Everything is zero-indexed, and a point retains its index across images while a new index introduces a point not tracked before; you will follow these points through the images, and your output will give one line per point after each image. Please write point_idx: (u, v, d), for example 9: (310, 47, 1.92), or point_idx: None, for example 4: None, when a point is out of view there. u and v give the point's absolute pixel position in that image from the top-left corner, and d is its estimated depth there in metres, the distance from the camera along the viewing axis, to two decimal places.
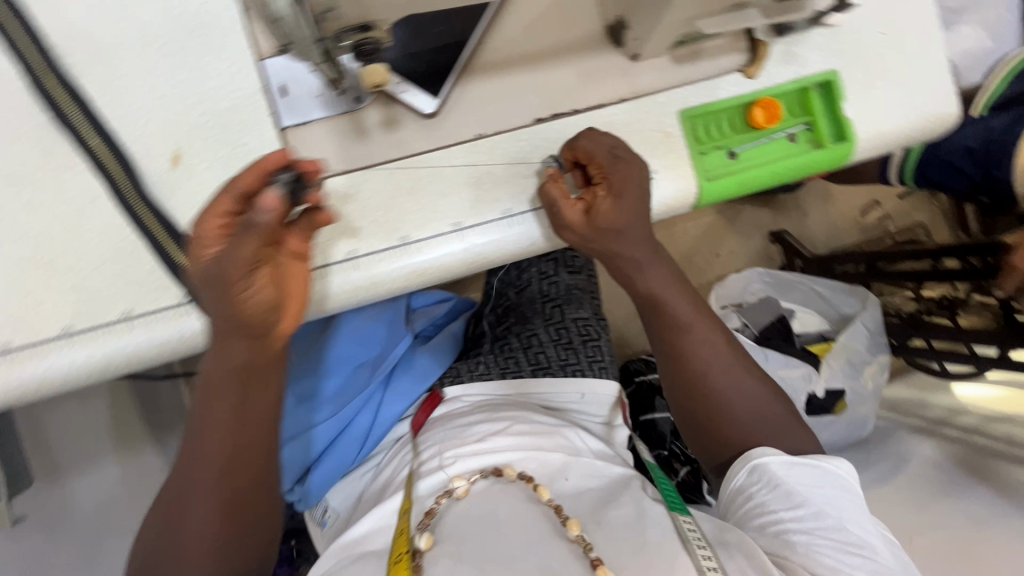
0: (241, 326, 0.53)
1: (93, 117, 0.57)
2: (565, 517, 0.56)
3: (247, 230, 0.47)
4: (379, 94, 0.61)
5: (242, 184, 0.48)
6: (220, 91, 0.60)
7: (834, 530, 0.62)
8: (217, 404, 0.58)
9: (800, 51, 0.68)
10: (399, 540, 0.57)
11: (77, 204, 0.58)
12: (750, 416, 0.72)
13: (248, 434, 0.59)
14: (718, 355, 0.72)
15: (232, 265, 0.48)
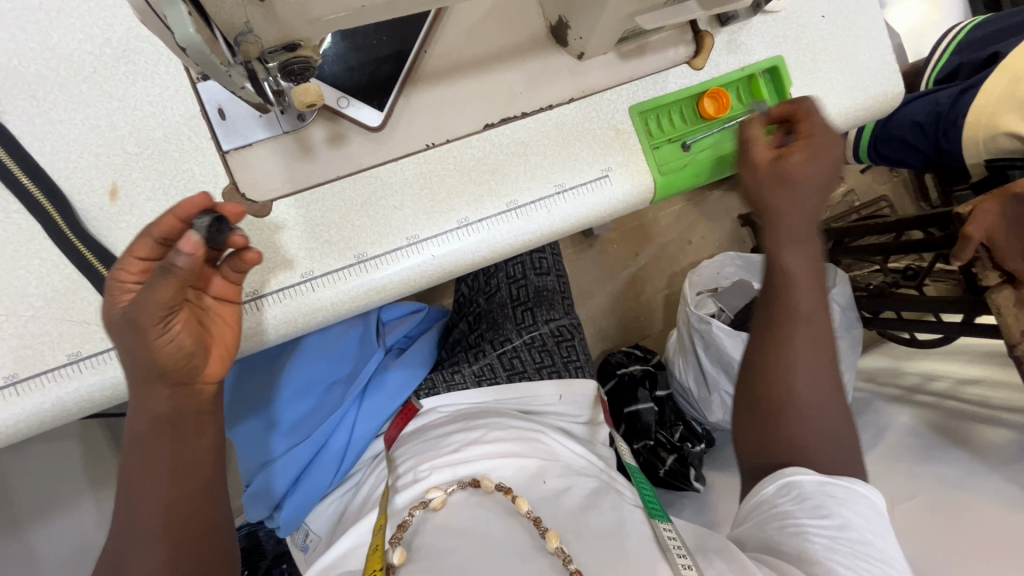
0: (155, 375, 0.48)
1: (21, 155, 0.55)
2: (543, 529, 0.55)
3: (164, 274, 0.44)
4: (322, 110, 0.59)
5: (158, 231, 0.47)
6: (155, 118, 0.58)
7: (869, 554, 0.51)
8: (142, 465, 0.49)
9: (744, 40, 0.68)
10: (372, 557, 0.54)
11: (11, 247, 0.55)
12: (823, 437, 0.58)
13: (182, 493, 0.51)
14: (808, 352, 0.59)
15: (143, 308, 0.44)
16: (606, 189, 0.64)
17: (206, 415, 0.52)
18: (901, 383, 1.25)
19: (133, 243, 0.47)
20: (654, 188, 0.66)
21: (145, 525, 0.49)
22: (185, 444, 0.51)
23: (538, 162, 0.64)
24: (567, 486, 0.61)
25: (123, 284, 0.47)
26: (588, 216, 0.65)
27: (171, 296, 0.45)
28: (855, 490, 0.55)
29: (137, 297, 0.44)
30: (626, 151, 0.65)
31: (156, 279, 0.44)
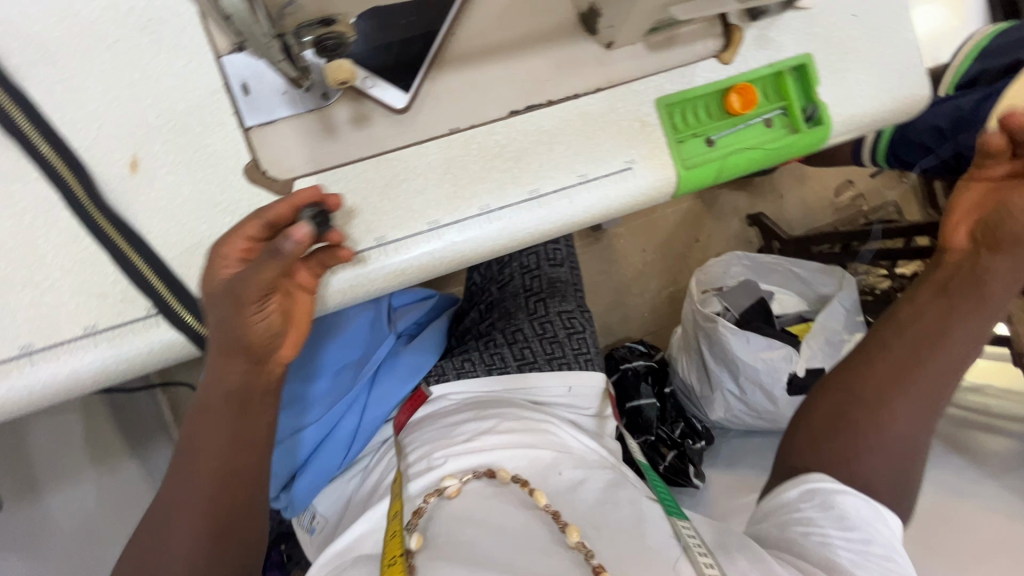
0: (239, 347, 0.54)
1: (42, 124, 0.54)
2: (563, 523, 0.55)
3: (270, 257, 0.48)
4: (347, 90, 0.59)
5: (270, 215, 0.51)
6: (178, 91, 0.57)
7: (879, 555, 0.61)
8: (207, 434, 0.58)
9: (774, 35, 0.67)
10: (392, 541, 0.55)
11: (29, 217, 0.54)
12: (896, 459, 0.65)
13: (235, 462, 0.59)
14: (922, 381, 0.65)
15: (246, 284, 0.50)
16: (629, 182, 0.64)
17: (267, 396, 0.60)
18: None
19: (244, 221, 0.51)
20: (677, 182, 0.66)
21: (198, 487, 0.58)
22: (246, 421, 0.59)
23: (563, 152, 0.63)
24: (583, 479, 0.62)
25: (227, 259, 0.51)
26: (609, 209, 0.65)
27: (268, 283, 0.50)
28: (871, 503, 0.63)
29: (240, 275, 0.50)
30: (651, 144, 0.65)
31: (256, 266, 0.49)
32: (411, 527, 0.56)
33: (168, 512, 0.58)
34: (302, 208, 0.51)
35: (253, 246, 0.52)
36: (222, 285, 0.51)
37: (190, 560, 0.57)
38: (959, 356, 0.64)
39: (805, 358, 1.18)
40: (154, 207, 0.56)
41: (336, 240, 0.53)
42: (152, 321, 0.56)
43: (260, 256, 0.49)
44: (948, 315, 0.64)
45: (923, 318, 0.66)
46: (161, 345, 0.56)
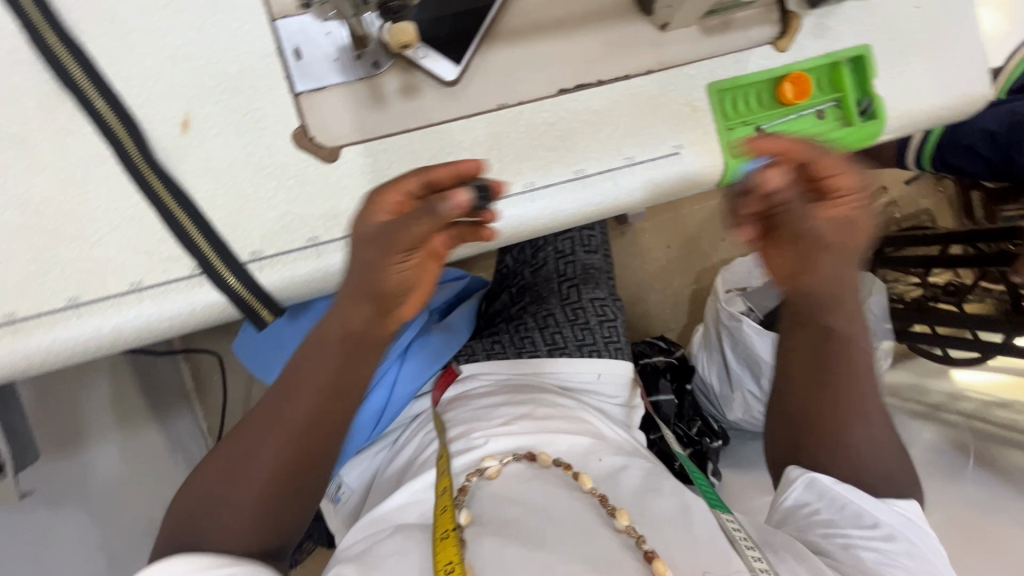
0: (371, 293, 0.50)
1: (98, 79, 0.55)
2: (611, 507, 0.55)
3: (423, 213, 0.47)
4: (398, 59, 0.58)
5: (433, 175, 0.49)
6: (231, 53, 0.57)
7: (904, 553, 0.58)
8: (314, 371, 0.54)
9: (833, 24, 0.66)
10: (443, 514, 0.55)
11: (81, 171, 0.55)
12: (879, 461, 0.63)
13: (334, 404, 0.55)
14: (867, 396, 0.64)
15: (399, 232, 0.47)
16: (676, 167, 0.63)
17: (380, 347, 0.56)
18: (926, 400, 1.19)
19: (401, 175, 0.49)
20: (724, 170, 0.65)
21: (292, 422, 0.54)
22: (354, 366, 0.55)
23: (610, 133, 0.62)
24: (623, 466, 0.62)
25: (381, 207, 0.49)
26: (654, 193, 0.64)
27: (422, 236, 0.48)
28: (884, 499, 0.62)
29: (397, 223, 0.47)
30: (700, 129, 0.64)
31: (414, 217, 0.46)
32: (460, 503, 0.57)
33: (256, 436, 0.55)
34: (467, 178, 0.50)
35: (407, 201, 0.50)
36: (370, 231, 0.49)
37: (266, 492, 0.54)
38: (857, 372, 0.64)
39: None
40: (203, 168, 0.57)
41: (486, 213, 0.51)
42: (196, 282, 0.56)
43: (420, 209, 0.47)
44: (847, 331, 0.63)
45: (807, 350, 0.65)
46: (203, 306, 0.56)
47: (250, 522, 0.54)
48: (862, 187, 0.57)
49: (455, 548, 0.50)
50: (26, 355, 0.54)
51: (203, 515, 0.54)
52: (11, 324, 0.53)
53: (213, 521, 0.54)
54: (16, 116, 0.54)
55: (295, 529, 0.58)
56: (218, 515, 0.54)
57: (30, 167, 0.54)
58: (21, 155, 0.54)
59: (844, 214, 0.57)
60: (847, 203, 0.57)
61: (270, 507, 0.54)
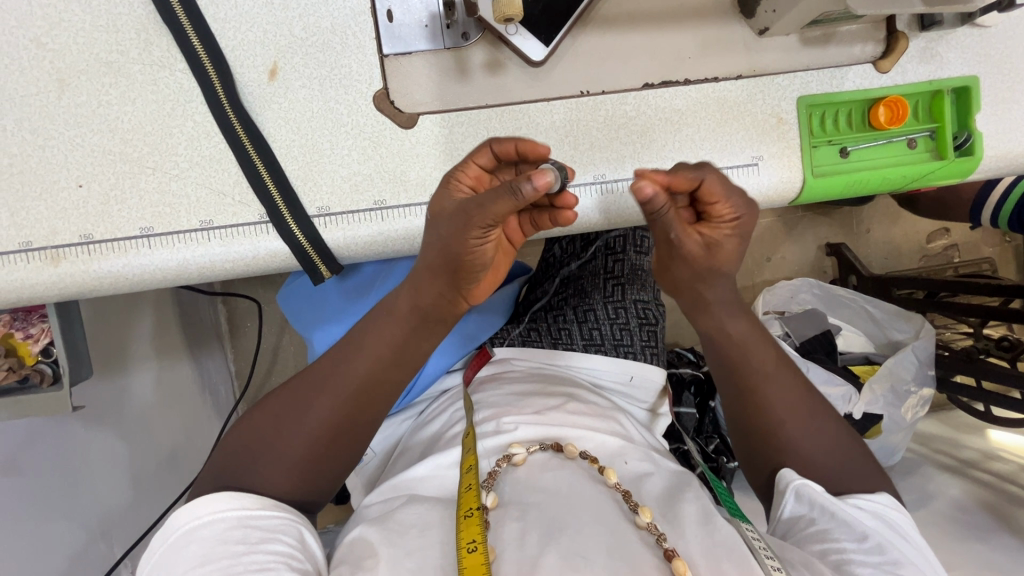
0: (449, 269, 0.53)
1: (196, 17, 0.55)
2: (634, 503, 0.54)
3: (506, 192, 0.45)
4: (487, 33, 0.58)
5: (501, 148, 0.51)
6: (327, 7, 0.57)
7: (902, 567, 0.49)
8: (383, 337, 0.57)
9: (941, 50, 0.62)
10: (467, 493, 0.54)
11: (170, 105, 0.56)
12: (829, 459, 0.58)
13: (391, 373, 0.58)
14: (796, 398, 0.59)
15: (481, 211, 0.47)
16: (752, 178, 0.61)
17: (440, 327, 0.59)
18: (958, 454, 1.13)
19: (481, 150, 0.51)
20: (800, 188, 0.62)
21: (353, 380, 0.57)
22: (415, 343, 0.58)
23: (690, 134, 0.61)
24: (648, 472, 0.61)
25: (459, 185, 0.52)
26: None
27: (502, 214, 0.47)
28: (880, 514, 0.53)
29: (476, 199, 0.47)
30: (783, 143, 0.62)
31: (496, 193, 0.46)
32: (486, 486, 0.56)
33: (307, 391, 0.57)
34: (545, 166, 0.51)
35: (478, 180, 0.52)
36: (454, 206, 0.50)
37: (318, 441, 0.56)
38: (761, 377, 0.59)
39: (864, 400, 1.10)
40: (284, 117, 0.57)
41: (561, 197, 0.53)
42: (262, 229, 0.57)
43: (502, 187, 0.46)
44: (743, 337, 0.58)
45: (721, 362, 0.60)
46: (265, 252, 0.57)
47: (297, 467, 0.56)
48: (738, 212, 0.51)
49: (479, 527, 0.50)
50: (95, 276, 0.56)
51: (248, 456, 0.56)
52: (86, 245, 0.55)
53: (258, 464, 0.55)
54: (118, 44, 0.56)
55: (329, 485, 0.59)
56: (261, 457, 0.56)
57: (122, 95, 0.56)
58: (115, 82, 0.56)
59: (710, 237, 0.51)
60: (716, 227, 0.51)
61: (321, 457, 0.57)
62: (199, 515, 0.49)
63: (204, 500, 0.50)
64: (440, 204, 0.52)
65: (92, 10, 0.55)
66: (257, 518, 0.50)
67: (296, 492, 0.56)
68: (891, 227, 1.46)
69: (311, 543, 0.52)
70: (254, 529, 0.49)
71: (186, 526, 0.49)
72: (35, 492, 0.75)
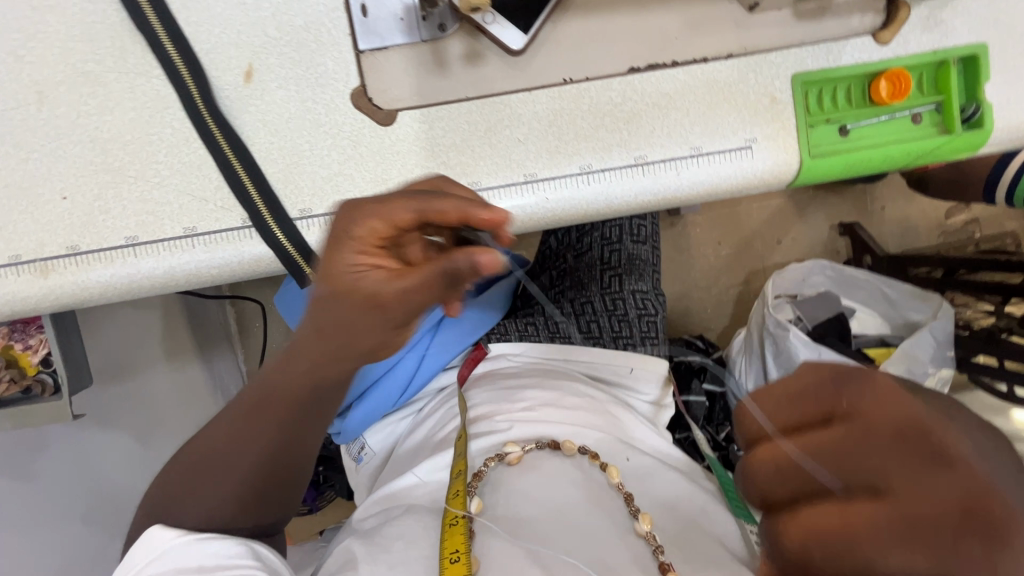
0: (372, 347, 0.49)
1: (170, 22, 0.55)
2: (634, 509, 0.55)
3: (443, 278, 0.43)
4: (465, 23, 0.56)
5: (434, 214, 0.42)
6: (300, 4, 0.56)
7: None
8: (289, 379, 0.52)
9: (945, 17, 0.59)
10: (454, 499, 0.54)
11: (148, 112, 0.56)
12: None
13: (303, 425, 0.56)
14: None
15: (405, 306, 0.45)
16: (746, 161, 0.59)
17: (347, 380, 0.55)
18: None
19: (408, 206, 0.43)
20: (798, 169, 0.60)
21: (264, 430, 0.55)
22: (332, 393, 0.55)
23: (678, 119, 0.58)
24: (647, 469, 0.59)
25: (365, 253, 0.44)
26: (717, 187, 0.59)
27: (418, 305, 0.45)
28: None
29: (397, 293, 0.44)
30: (778, 123, 0.59)
31: (425, 283, 0.43)
32: (472, 491, 0.56)
33: (224, 444, 0.55)
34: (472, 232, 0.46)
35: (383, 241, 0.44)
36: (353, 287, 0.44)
37: (244, 488, 0.55)
38: None
39: None
40: (262, 120, 0.56)
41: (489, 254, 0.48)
42: (245, 233, 0.56)
43: (435, 275, 0.43)
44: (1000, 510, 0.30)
45: None
46: (250, 258, 0.57)
47: (231, 506, 0.55)
48: (852, 370, 0.35)
49: (462, 537, 0.51)
50: (83, 287, 0.56)
51: (176, 497, 0.55)
52: (74, 256, 0.56)
53: (181, 507, 0.55)
54: (94, 54, 0.55)
55: (280, 509, 0.60)
56: (202, 491, 0.55)
57: (101, 105, 0.56)
58: (92, 91, 0.55)
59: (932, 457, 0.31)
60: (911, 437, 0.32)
61: (251, 500, 0.56)
62: (152, 553, 0.51)
63: (151, 539, 0.52)
64: (335, 278, 0.44)
65: (67, 20, 0.55)
66: (207, 543, 0.52)
67: (246, 522, 0.57)
68: (908, 205, 1.41)
69: (269, 556, 0.54)
70: (206, 555, 0.51)
71: (142, 565, 0.51)
72: (45, 500, 0.77)
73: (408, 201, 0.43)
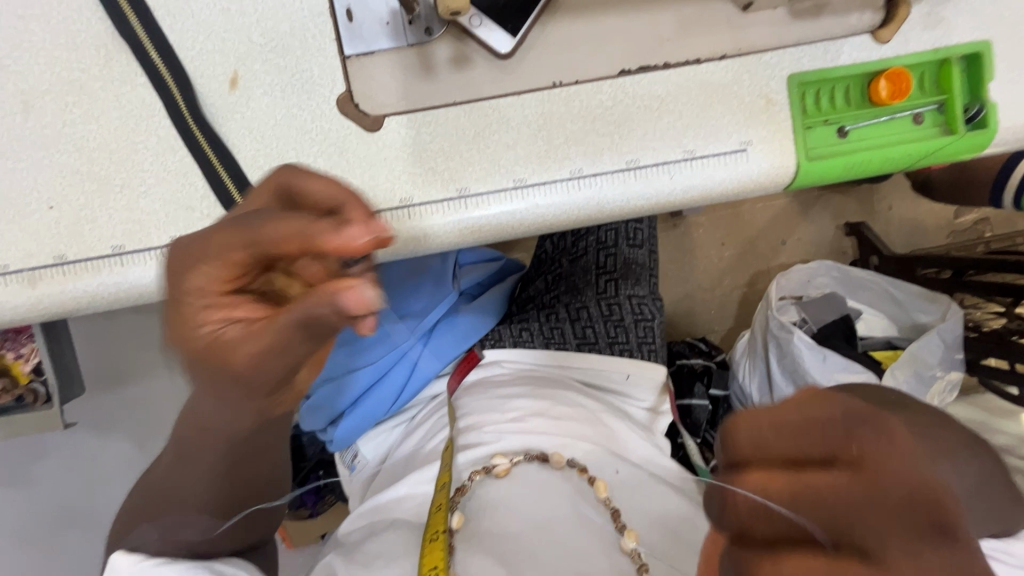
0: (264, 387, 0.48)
1: (154, 30, 0.55)
2: (621, 523, 0.53)
3: (309, 321, 0.40)
4: (452, 26, 0.55)
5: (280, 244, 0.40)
6: (285, 11, 0.56)
7: None
8: (221, 416, 0.54)
9: (947, 14, 0.57)
10: (436, 514, 0.54)
11: (133, 121, 0.55)
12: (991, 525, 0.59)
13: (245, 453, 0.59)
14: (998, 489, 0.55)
15: (273, 345, 0.42)
16: (741, 165, 0.57)
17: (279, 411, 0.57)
18: None
19: (229, 250, 0.41)
20: (795, 173, 0.58)
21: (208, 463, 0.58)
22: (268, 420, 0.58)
23: (671, 122, 0.57)
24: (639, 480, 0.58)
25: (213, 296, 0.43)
26: (711, 192, 0.58)
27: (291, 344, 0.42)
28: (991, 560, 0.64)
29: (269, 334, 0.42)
30: (773, 125, 0.57)
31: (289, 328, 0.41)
32: (455, 504, 0.55)
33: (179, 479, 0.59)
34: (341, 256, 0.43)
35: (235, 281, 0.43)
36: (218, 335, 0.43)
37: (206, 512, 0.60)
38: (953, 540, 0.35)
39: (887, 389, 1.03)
40: (248, 127, 0.56)
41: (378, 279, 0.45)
42: None
43: (295, 318, 0.40)
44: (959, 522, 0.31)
45: None
46: None
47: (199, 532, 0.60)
48: (868, 415, 0.34)
49: (441, 553, 0.49)
50: (70, 297, 0.55)
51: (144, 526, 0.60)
52: (61, 266, 0.55)
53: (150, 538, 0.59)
54: (79, 62, 0.55)
55: (253, 523, 0.65)
56: (174, 513, 0.59)
57: (86, 113, 0.55)
58: (78, 100, 0.55)
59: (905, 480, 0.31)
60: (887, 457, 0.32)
61: (215, 525, 0.61)
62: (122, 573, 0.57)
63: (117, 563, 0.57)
64: (190, 340, 0.44)
65: (52, 29, 0.55)
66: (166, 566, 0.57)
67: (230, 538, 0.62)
68: (915, 204, 1.38)
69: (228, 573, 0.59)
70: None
71: None
72: None
73: (238, 235, 0.41)
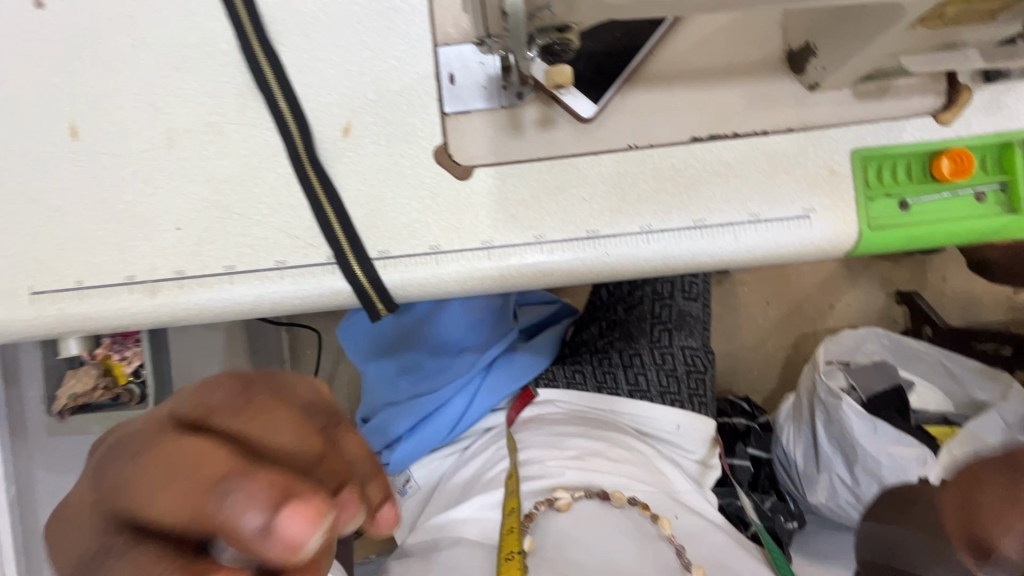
0: None
1: (285, 84, 0.63)
2: (685, 561, 0.59)
3: None
4: (541, 94, 0.63)
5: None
6: (397, 73, 0.64)
7: None
8: None
9: (1008, 102, 0.61)
10: (508, 536, 0.61)
11: (257, 159, 0.64)
12: None
13: None
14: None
15: None
16: (802, 230, 0.60)
17: None
18: None
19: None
20: (856, 240, 0.61)
21: None
22: None
23: (738, 185, 0.61)
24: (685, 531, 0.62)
25: None
26: (772, 253, 0.61)
27: None
28: None
29: None
30: (836, 195, 0.61)
31: None
32: (524, 529, 0.61)
33: None
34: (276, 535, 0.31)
35: None
36: None
37: None
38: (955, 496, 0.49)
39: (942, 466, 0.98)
40: (354, 169, 0.63)
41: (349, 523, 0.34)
42: (329, 268, 0.62)
43: None
44: None
45: None
46: (331, 292, 0.62)
47: None
48: None
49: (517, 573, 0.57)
50: (184, 308, 0.63)
51: None
52: (179, 279, 0.63)
53: None
54: (219, 108, 0.64)
55: None
56: None
57: (218, 151, 0.64)
58: (213, 139, 0.64)
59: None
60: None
61: None
62: None
63: None
64: None
65: (200, 79, 0.64)
66: None
67: None
68: (971, 277, 1.36)
69: None
70: None
71: None
72: None
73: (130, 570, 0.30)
